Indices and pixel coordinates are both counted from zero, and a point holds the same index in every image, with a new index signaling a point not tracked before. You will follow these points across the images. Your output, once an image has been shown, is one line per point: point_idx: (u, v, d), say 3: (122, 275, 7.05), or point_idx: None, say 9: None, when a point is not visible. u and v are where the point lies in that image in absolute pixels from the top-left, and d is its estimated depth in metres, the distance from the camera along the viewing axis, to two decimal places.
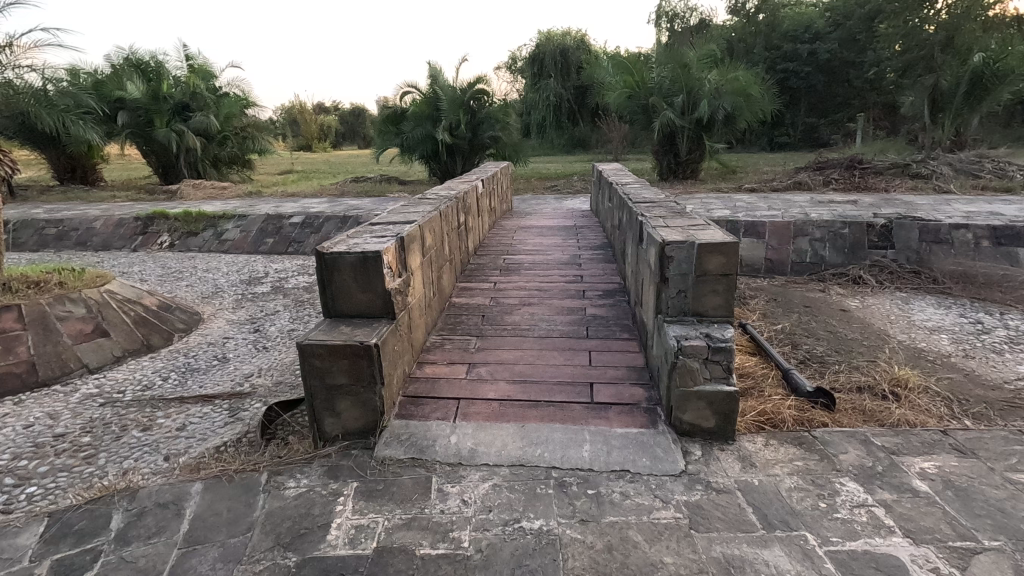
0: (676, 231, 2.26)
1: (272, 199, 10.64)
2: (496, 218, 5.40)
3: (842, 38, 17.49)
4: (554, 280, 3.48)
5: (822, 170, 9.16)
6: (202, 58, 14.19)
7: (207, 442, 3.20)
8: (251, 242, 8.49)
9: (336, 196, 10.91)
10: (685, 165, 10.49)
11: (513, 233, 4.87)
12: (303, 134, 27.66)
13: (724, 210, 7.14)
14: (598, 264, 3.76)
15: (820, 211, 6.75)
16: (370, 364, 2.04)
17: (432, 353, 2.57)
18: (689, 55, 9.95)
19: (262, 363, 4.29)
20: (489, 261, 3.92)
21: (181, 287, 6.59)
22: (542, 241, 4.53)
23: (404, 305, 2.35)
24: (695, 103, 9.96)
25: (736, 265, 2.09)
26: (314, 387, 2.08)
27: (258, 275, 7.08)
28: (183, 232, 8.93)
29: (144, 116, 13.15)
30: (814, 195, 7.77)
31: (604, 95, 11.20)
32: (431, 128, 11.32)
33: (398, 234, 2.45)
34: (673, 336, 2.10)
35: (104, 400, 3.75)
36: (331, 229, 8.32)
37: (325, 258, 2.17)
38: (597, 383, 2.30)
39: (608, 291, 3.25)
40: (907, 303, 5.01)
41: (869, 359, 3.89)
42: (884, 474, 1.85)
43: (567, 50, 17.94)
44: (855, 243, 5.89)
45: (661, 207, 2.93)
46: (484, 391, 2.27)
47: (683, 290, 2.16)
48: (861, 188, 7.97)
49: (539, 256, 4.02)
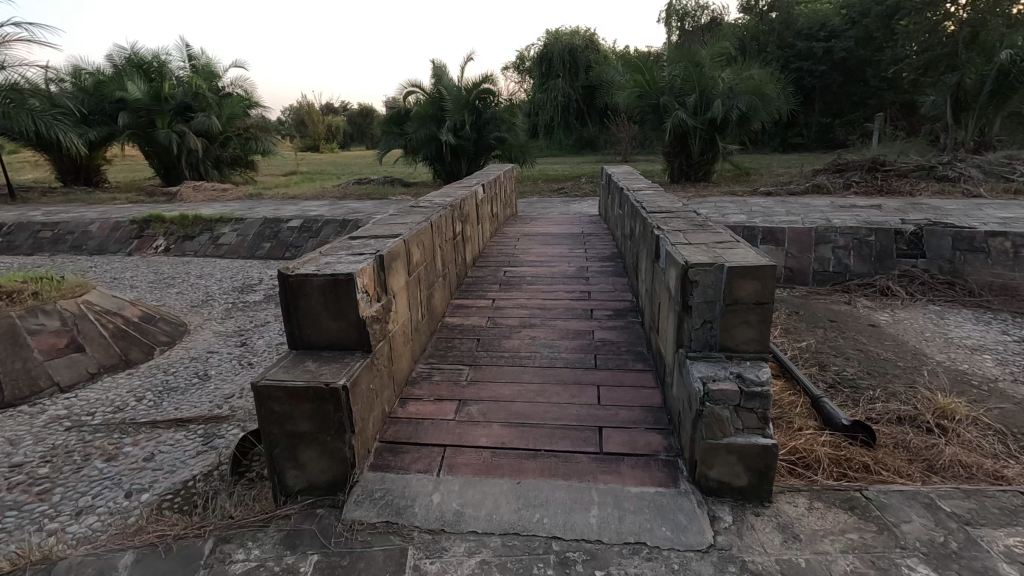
0: (700, 250, 1.94)
1: (272, 203, 10.39)
2: (498, 224, 5.07)
3: (858, 37, 17.02)
4: (559, 297, 3.14)
5: (841, 172, 8.77)
6: (204, 58, 13.97)
7: (174, 475, 2.90)
8: (248, 246, 8.23)
9: (337, 199, 10.63)
10: (697, 166, 10.15)
11: (515, 241, 4.55)
12: (312, 135, 27.54)
13: (740, 214, 6.78)
14: (608, 278, 3.42)
15: (842, 216, 6.37)
16: (337, 409, 1.72)
17: (418, 387, 2.25)
18: (702, 53, 9.58)
19: (245, 382, 3.99)
20: (488, 274, 3.59)
21: (171, 295, 6.33)
22: (546, 250, 4.19)
23: (383, 334, 2.03)
24: (707, 103, 9.60)
25: (772, 292, 1.76)
26: (274, 435, 1.76)
27: (252, 282, 6.81)
28: (180, 236, 8.69)
29: (145, 117, 12.94)
30: (834, 199, 7.39)
31: (613, 95, 10.85)
32: (435, 129, 11.04)
33: (379, 251, 2.13)
34: (698, 376, 1.76)
35: (71, 424, 3.46)
36: (330, 234, 8.03)
37: (289, 282, 1.86)
38: (607, 427, 1.97)
39: (619, 310, 2.91)
40: (942, 318, 4.63)
41: (906, 383, 3.53)
42: (961, 554, 1.50)
43: (576, 50, 17.57)
44: (881, 252, 5.52)
45: (679, 218, 2.59)
46: (474, 436, 1.94)
47: (709, 321, 1.83)
48: (885, 191, 7.57)
49: (542, 268, 3.69)
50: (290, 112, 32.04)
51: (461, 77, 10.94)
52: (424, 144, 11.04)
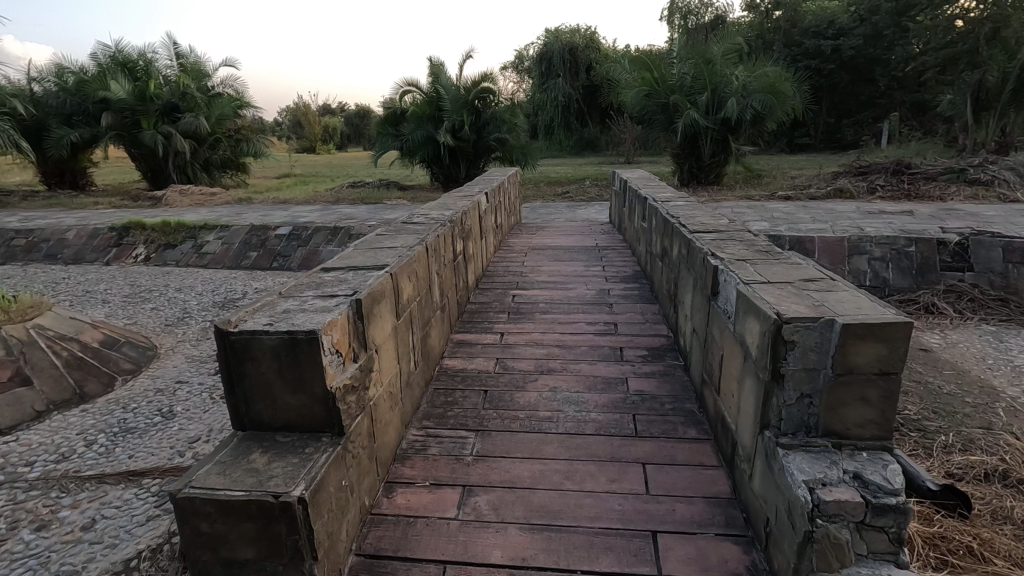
0: (789, 294, 1.43)
1: (260, 208, 9.88)
2: (502, 236, 4.56)
3: (868, 34, 16.57)
4: (581, 330, 2.63)
5: (863, 175, 8.27)
6: (193, 56, 13.43)
7: (115, 553, 2.36)
8: (232, 255, 7.70)
9: (330, 203, 10.11)
10: (708, 169, 9.65)
11: (522, 257, 4.03)
12: (309, 136, 27.04)
13: (761, 221, 6.29)
14: (635, 305, 2.92)
15: (875, 223, 5.88)
16: (290, 529, 1.21)
17: (410, 464, 1.74)
18: (714, 49, 9.10)
19: (215, 423, 3.46)
20: (494, 299, 3.08)
21: (145, 311, 5.81)
22: (559, 268, 3.68)
23: (362, 406, 1.52)
24: (719, 103, 9.12)
25: (902, 361, 1.25)
26: (203, 561, 1.25)
27: (235, 296, 6.29)
28: (161, 244, 8.16)
29: (130, 118, 12.43)
30: (861, 205, 6.91)
31: (619, 94, 10.37)
32: (433, 130, 10.53)
33: (356, 292, 1.61)
34: (799, 478, 1.25)
35: (3, 479, 2.93)
36: (320, 242, 7.50)
37: (233, 342, 1.37)
38: (666, 533, 1.45)
39: (655, 351, 2.40)
40: (1001, 340, 4.14)
41: (982, 426, 3.02)
42: None
43: (577, 48, 17.05)
44: (923, 265, 5.04)
45: (733, 240, 2.08)
46: (486, 547, 1.43)
47: (808, 395, 1.33)
48: (914, 196, 7.10)
49: (557, 292, 3.17)
50: (286, 112, 31.52)
51: (459, 75, 10.42)
52: (421, 147, 10.57)
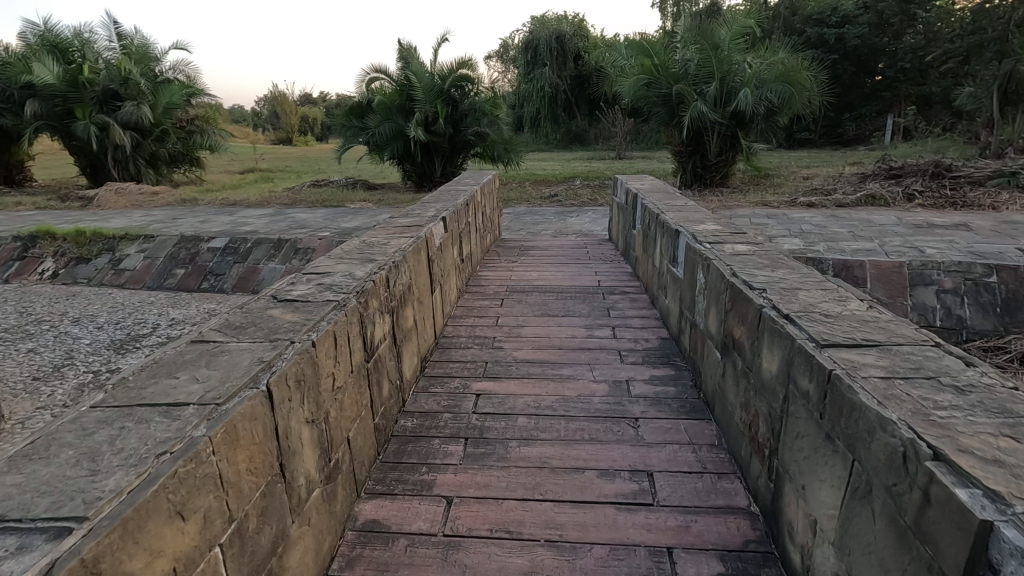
0: None
1: (204, 212, 8.58)
2: (472, 270, 3.40)
3: (874, 22, 15.56)
4: (593, 495, 1.46)
5: (895, 177, 7.19)
6: (137, 37, 11.94)
7: None
8: (155, 273, 6.38)
9: (284, 206, 8.82)
10: (715, 169, 8.52)
11: (496, 307, 2.86)
12: (285, 127, 25.49)
13: (793, 238, 5.20)
14: (674, 424, 1.76)
15: (932, 242, 4.83)
16: None
17: None
18: (722, 31, 7.97)
19: None
20: (446, 405, 1.90)
21: (18, 356, 4.51)
22: (548, 331, 2.51)
23: None
24: (729, 94, 8.01)
25: None
26: None
27: (143, 332, 5.01)
28: (73, 257, 6.81)
29: (62, 106, 10.98)
30: (902, 216, 5.87)
31: (612, 82, 9.17)
32: (402, 122, 9.28)
33: None
34: None
35: None
36: (260, 257, 6.20)
37: None
38: None
39: (740, 567, 1.23)
40: None
41: None
42: None
43: (564, 35, 15.83)
44: (1009, 300, 3.99)
45: (951, 394, 0.92)
46: None
47: None
48: (960, 205, 6.06)
49: (547, 388, 2.00)
50: (262, 99, 29.85)
51: (434, 61, 9.14)
52: (390, 141, 9.33)
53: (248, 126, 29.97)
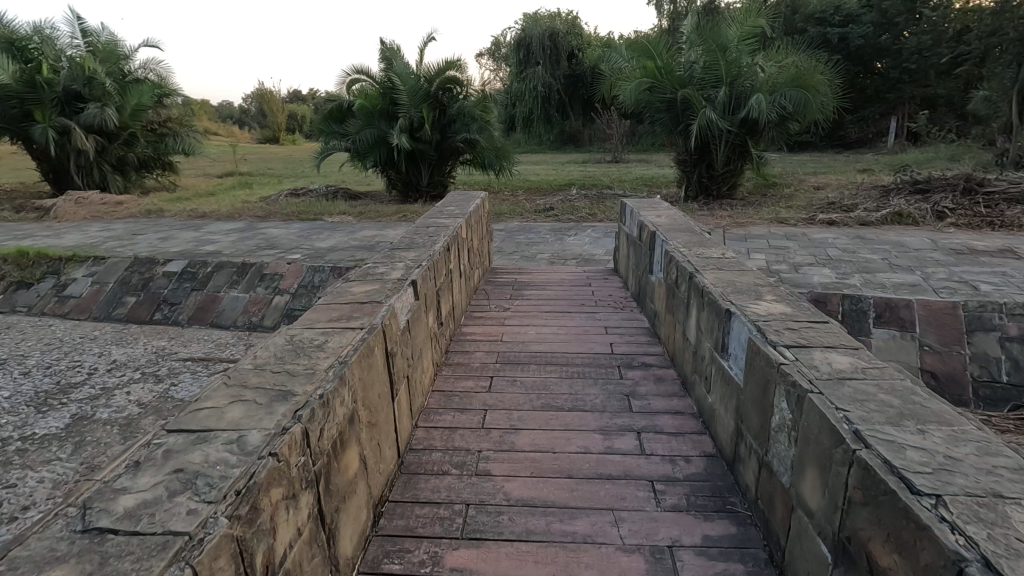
0: None
1: (167, 226, 7.85)
2: (453, 329, 2.75)
3: (877, 22, 15.01)
4: None
5: (922, 192, 6.62)
6: (103, 33, 11.15)
7: None
8: (102, 301, 5.65)
9: (257, 219, 8.11)
10: (722, 179, 7.90)
11: (482, 392, 2.22)
12: (272, 126, 24.63)
13: (822, 267, 4.60)
14: None
15: (983, 274, 4.25)
16: None
17: None
18: (732, 32, 7.36)
19: None
20: None
21: None
22: (554, 442, 1.86)
23: None
24: (739, 99, 7.40)
25: None
26: None
27: (75, 379, 4.30)
28: (12, 281, 6.06)
29: (19, 108, 10.17)
30: (936, 238, 5.30)
31: (610, 85, 8.51)
32: (386, 128, 8.60)
33: None
34: None
35: None
36: (220, 284, 5.51)
37: None
38: None
39: None
40: None
41: None
42: None
43: (557, 34, 15.17)
44: None
45: None
46: None
47: None
48: (999, 225, 5.50)
49: (557, 569, 1.35)
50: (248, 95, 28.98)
51: (419, 62, 8.46)
52: (372, 148, 8.65)
53: (232, 123, 29.05)
